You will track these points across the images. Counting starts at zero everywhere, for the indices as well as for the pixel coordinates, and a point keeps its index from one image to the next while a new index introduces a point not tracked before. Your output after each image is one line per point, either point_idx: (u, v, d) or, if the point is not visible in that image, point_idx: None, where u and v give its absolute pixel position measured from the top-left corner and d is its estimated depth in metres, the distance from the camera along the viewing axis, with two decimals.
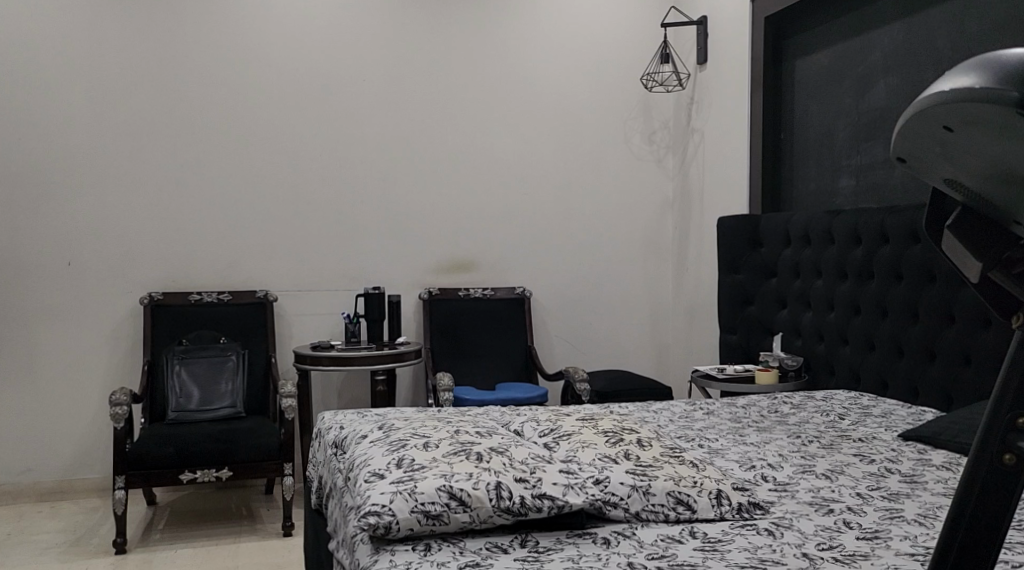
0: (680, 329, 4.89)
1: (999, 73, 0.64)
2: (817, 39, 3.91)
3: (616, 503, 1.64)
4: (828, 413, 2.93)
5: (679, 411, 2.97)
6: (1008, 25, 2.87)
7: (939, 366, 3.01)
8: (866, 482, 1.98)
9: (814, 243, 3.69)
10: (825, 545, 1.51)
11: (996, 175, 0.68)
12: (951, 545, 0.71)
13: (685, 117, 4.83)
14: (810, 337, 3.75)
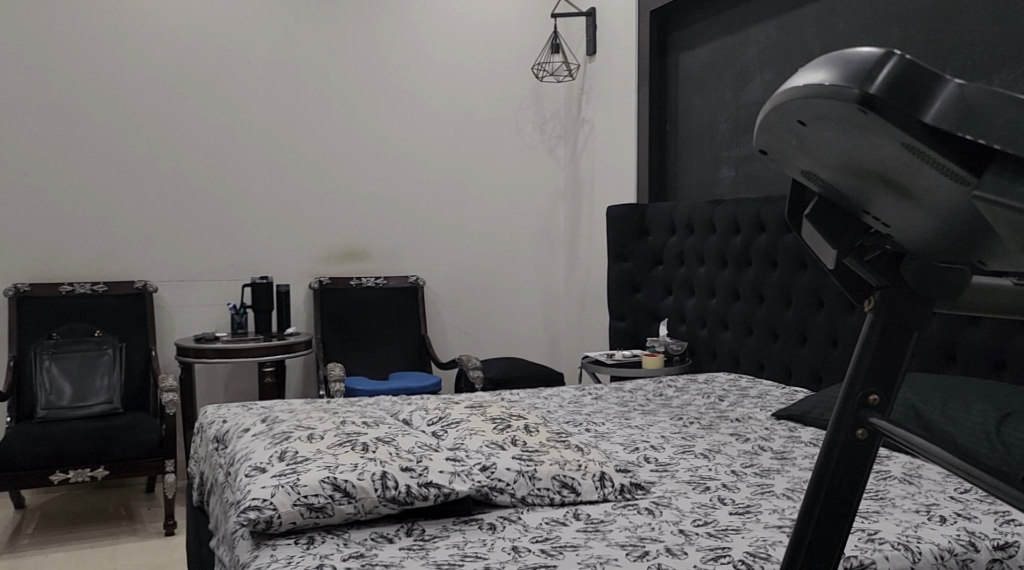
0: (572, 317, 4.98)
1: (842, 66, 0.66)
2: (699, 34, 4.04)
3: (502, 488, 1.66)
4: (709, 395, 3.05)
5: (568, 397, 3.03)
6: (871, 27, 3.05)
7: (809, 348, 3.18)
8: (740, 460, 2.08)
9: (696, 232, 3.83)
10: (701, 522, 1.58)
11: (840, 163, 0.77)
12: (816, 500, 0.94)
13: (575, 107, 4.91)
14: (694, 322, 3.88)
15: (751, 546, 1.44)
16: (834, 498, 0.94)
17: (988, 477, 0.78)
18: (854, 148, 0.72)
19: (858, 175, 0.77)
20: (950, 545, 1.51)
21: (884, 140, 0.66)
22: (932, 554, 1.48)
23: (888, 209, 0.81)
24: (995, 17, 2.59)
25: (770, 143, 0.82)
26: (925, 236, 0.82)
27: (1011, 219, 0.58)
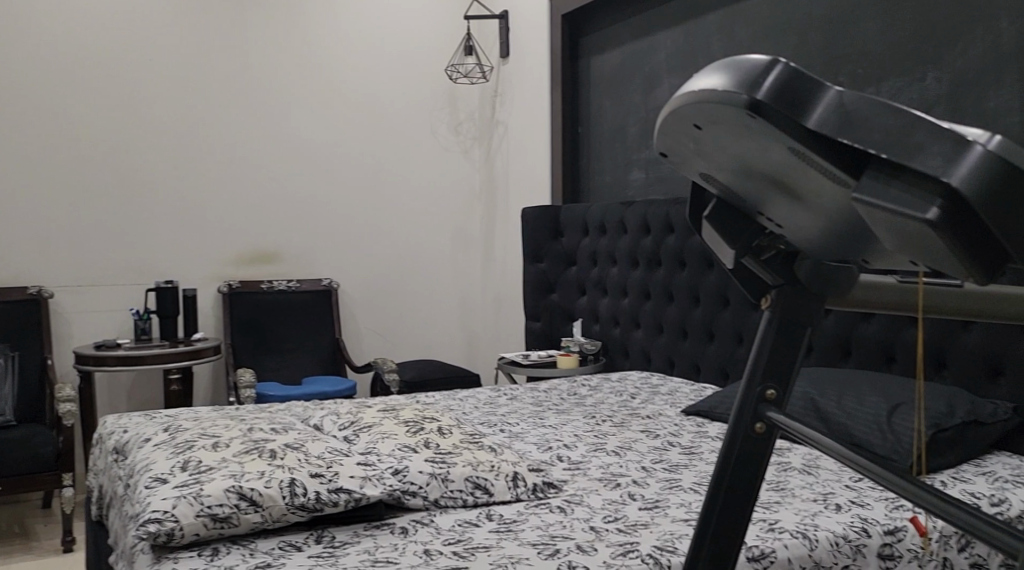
0: (489, 318, 4.99)
1: (732, 73, 0.68)
2: (609, 38, 4.11)
3: (415, 491, 1.66)
4: (621, 393, 3.10)
5: (483, 398, 3.04)
6: (771, 35, 3.16)
7: (716, 345, 3.27)
8: (650, 456, 2.12)
9: (608, 233, 3.89)
10: (611, 518, 1.61)
11: (736, 166, 0.79)
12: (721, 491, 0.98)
13: (489, 109, 4.92)
14: (607, 322, 3.94)
15: (659, 540, 1.47)
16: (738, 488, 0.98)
17: (870, 464, 0.83)
18: (747, 152, 0.74)
19: (751, 179, 0.80)
20: (844, 532, 1.58)
21: (772, 143, 0.69)
22: (828, 541, 1.55)
23: (780, 211, 0.84)
24: (885, 26, 2.71)
25: (670, 147, 0.84)
26: (815, 234, 0.85)
27: (884, 221, 0.60)
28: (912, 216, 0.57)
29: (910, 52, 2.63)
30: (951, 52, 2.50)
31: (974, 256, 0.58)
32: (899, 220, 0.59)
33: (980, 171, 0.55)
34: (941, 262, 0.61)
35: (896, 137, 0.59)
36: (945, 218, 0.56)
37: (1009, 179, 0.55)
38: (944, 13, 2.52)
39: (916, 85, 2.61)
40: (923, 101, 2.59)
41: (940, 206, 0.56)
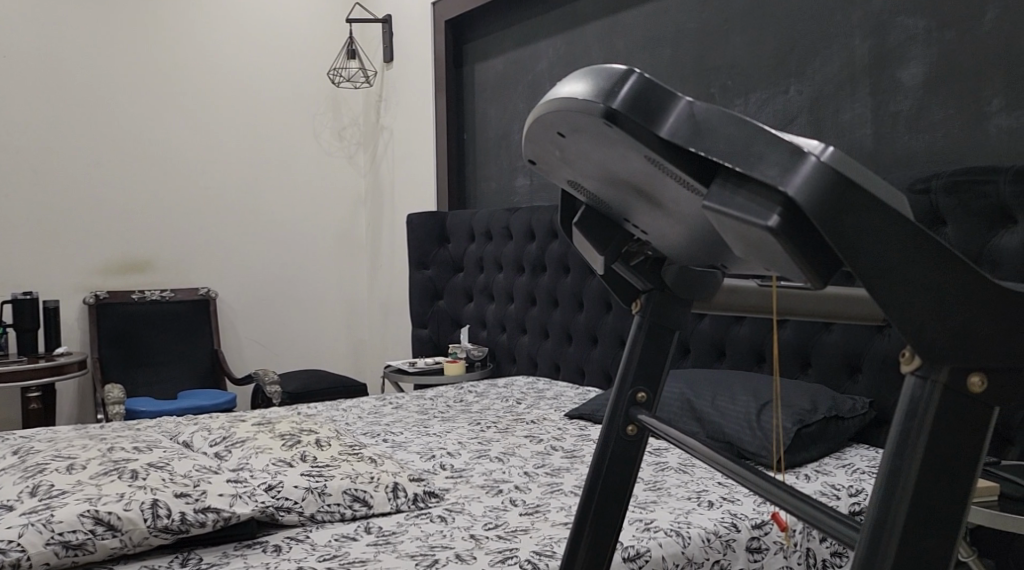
0: (376, 326, 4.92)
1: (591, 83, 0.68)
2: (492, 45, 4.13)
3: (290, 507, 1.61)
4: (507, 399, 3.11)
5: (367, 407, 2.99)
6: (648, 46, 3.24)
7: (600, 349, 3.32)
8: (533, 461, 2.13)
9: (494, 239, 3.90)
10: (491, 525, 1.60)
11: (600, 174, 0.80)
12: (595, 490, 1.07)
13: (373, 113, 4.87)
14: (494, 328, 3.95)
15: (538, 545, 1.48)
16: (610, 488, 1.07)
17: (716, 454, 0.90)
18: (609, 160, 0.75)
19: (614, 187, 0.81)
20: (715, 528, 1.62)
21: (629, 151, 0.70)
22: (700, 537, 1.59)
23: (645, 219, 0.86)
24: (752, 41, 2.82)
25: (537, 154, 0.84)
26: (678, 241, 0.87)
27: (731, 227, 0.62)
28: (755, 224, 0.58)
29: (776, 65, 2.75)
30: (812, 65, 2.63)
31: (814, 260, 0.60)
32: (744, 227, 0.60)
33: (813, 181, 0.57)
34: (786, 268, 0.63)
35: (739, 148, 0.60)
36: (784, 224, 0.58)
37: (840, 189, 0.57)
38: (805, 28, 2.65)
39: (781, 97, 2.73)
40: (788, 112, 2.71)
41: (780, 214, 0.58)
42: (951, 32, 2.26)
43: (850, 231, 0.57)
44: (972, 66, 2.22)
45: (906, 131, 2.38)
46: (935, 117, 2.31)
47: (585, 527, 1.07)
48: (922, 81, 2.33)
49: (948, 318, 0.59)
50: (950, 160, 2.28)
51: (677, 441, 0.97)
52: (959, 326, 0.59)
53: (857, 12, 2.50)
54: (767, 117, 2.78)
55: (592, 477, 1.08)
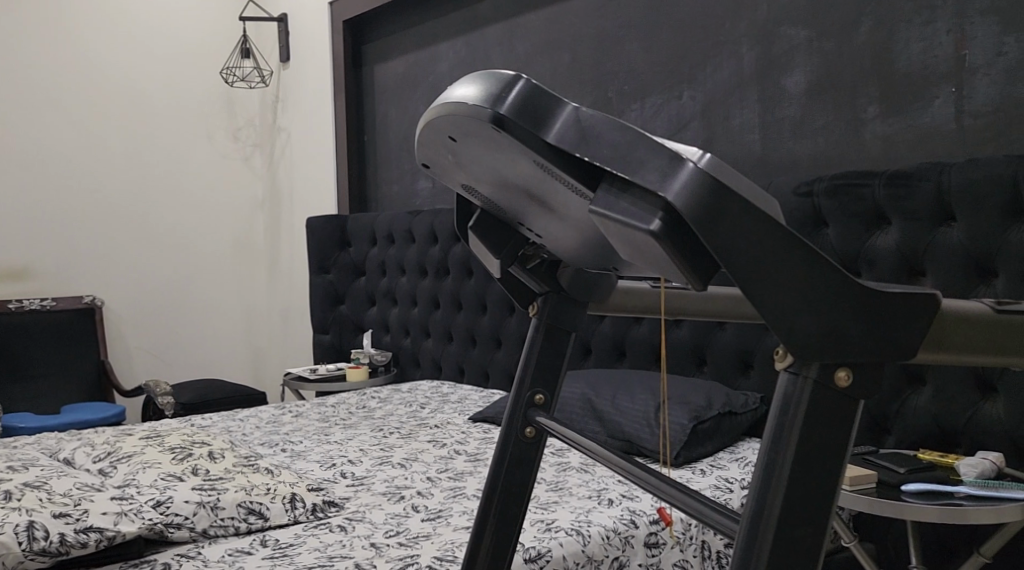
0: (275, 333, 4.79)
1: (481, 85, 0.68)
2: (392, 46, 4.09)
3: (180, 523, 1.55)
4: (411, 404, 3.08)
5: (266, 416, 2.91)
6: (547, 49, 3.27)
7: (503, 352, 3.32)
8: (436, 466, 2.12)
9: (396, 242, 3.87)
10: (393, 533, 1.58)
11: (492, 178, 0.80)
12: (494, 492, 1.08)
13: (269, 114, 4.74)
14: (397, 332, 3.92)
15: (439, 550, 1.47)
16: (509, 491, 1.08)
17: (611, 453, 0.93)
18: (500, 165, 0.75)
19: (505, 192, 0.81)
20: (614, 525, 1.65)
21: (519, 157, 0.70)
22: (600, 535, 1.62)
23: (540, 225, 0.87)
24: (648, 47, 2.89)
25: (430, 158, 0.83)
26: (572, 244, 0.88)
27: (616, 230, 0.64)
28: (638, 228, 0.60)
29: (670, 71, 2.82)
30: (704, 72, 2.71)
31: (693, 261, 0.62)
32: (627, 231, 0.62)
33: (691, 187, 0.59)
34: (668, 270, 0.65)
35: (621, 155, 0.62)
36: (665, 227, 0.60)
37: (717, 195, 0.59)
38: (697, 36, 2.73)
39: (674, 102, 2.80)
40: (682, 117, 2.78)
41: (662, 218, 0.60)
42: (831, 42, 2.38)
43: (726, 235, 0.59)
44: (850, 74, 2.33)
45: (792, 136, 2.48)
46: (818, 122, 2.41)
47: (485, 527, 1.08)
48: (805, 88, 2.44)
49: (818, 318, 0.61)
50: (833, 163, 2.38)
51: (571, 441, 0.99)
52: (828, 324, 0.61)
53: (744, 21, 2.59)
54: (663, 121, 2.84)
55: (491, 480, 1.09)
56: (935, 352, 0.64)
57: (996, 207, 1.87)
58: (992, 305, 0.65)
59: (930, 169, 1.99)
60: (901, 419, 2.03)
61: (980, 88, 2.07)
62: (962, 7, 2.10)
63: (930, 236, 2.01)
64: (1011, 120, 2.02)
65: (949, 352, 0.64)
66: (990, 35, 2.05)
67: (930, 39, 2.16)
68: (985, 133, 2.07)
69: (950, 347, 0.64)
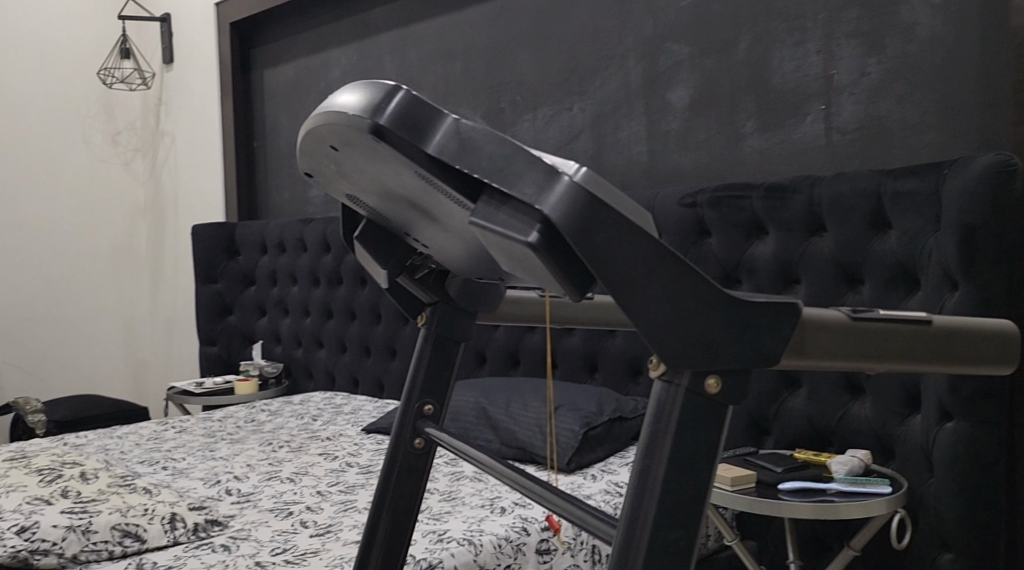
0: (159, 345, 4.60)
1: (365, 94, 0.67)
2: (281, 51, 4.01)
3: (47, 550, 1.47)
4: (303, 416, 3.01)
5: (147, 433, 2.79)
6: (439, 58, 3.27)
7: (398, 361, 3.29)
8: (326, 479, 2.08)
9: (287, 251, 3.79)
10: (279, 550, 1.55)
11: (376, 189, 0.80)
12: (384, 506, 1.07)
13: (151, 117, 4.56)
14: (288, 343, 3.83)
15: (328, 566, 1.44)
16: (398, 504, 1.07)
17: (498, 464, 0.93)
18: (383, 175, 0.75)
19: (390, 202, 0.81)
20: (506, 533, 1.66)
21: (401, 167, 0.70)
22: (492, 544, 1.62)
23: (427, 236, 0.87)
24: (539, 59, 2.93)
25: (313, 167, 0.82)
26: (459, 254, 0.88)
27: (496, 241, 0.65)
28: (516, 240, 0.61)
29: (561, 83, 2.86)
30: (593, 84, 2.77)
31: (570, 272, 0.63)
32: (506, 242, 0.63)
33: (567, 200, 0.61)
34: (549, 281, 0.66)
35: (499, 167, 0.63)
36: (542, 239, 0.61)
37: (592, 208, 0.61)
38: (586, 49, 2.79)
39: (564, 113, 2.85)
40: (572, 129, 2.83)
41: (540, 230, 0.61)
42: (711, 59, 2.47)
43: (601, 246, 0.61)
44: (729, 90, 2.43)
45: (677, 149, 2.56)
46: (700, 135, 2.50)
47: (376, 537, 1.07)
48: (689, 103, 2.52)
49: (690, 328, 0.63)
50: (715, 175, 2.47)
51: (460, 452, 0.99)
52: (699, 334, 0.64)
53: (630, 36, 2.66)
54: (554, 131, 2.88)
55: (380, 494, 1.08)
56: (798, 359, 0.67)
57: (863, 218, 1.98)
58: (848, 313, 0.69)
59: (802, 183, 2.10)
60: (779, 421, 2.12)
61: (847, 106, 2.20)
62: (829, 29, 2.22)
63: (803, 246, 2.10)
64: (875, 136, 2.15)
65: (810, 359, 0.67)
66: (855, 56, 2.18)
67: (802, 58, 2.28)
68: (851, 148, 2.20)
69: (811, 354, 0.67)
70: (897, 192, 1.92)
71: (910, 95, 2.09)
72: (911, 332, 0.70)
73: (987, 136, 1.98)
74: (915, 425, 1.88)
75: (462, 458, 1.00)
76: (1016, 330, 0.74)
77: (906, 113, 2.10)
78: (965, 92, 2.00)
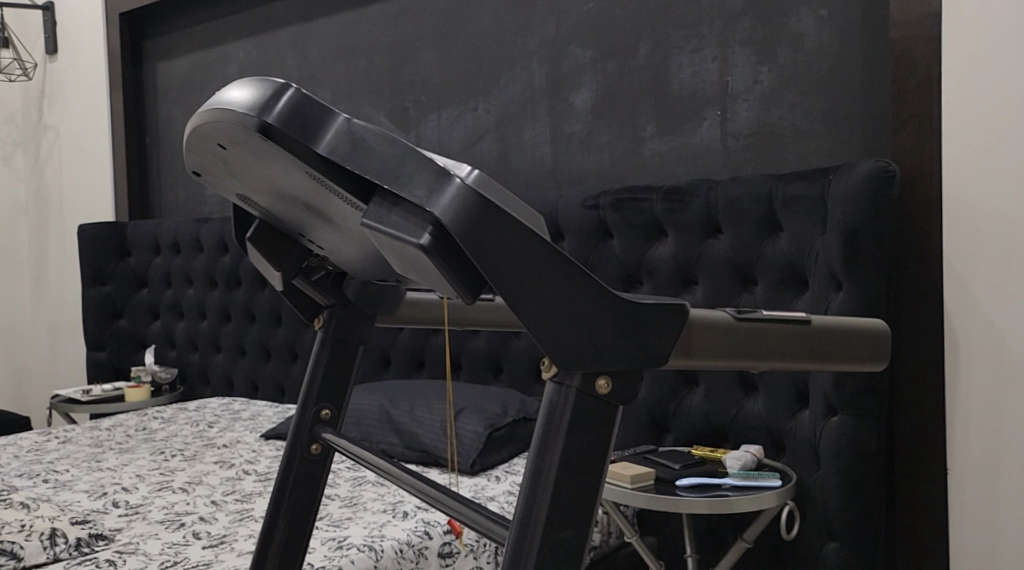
0: (43, 350, 4.36)
1: (255, 92, 0.66)
2: (175, 44, 3.87)
3: None
4: (198, 423, 2.91)
5: (28, 444, 2.64)
6: (341, 55, 3.22)
7: (299, 365, 3.22)
8: (221, 488, 2.02)
9: (182, 252, 3.66)
10: (169, 563, 1.49)
11: (268, 190, 0.78)
12: (279, 516, 1.04)
13: (34, 111, 4.32)
14: (183, 347, 3.69)
15: None
16: (294, 513, 1.05)
17: (398, 470, 0.93)
18: (273, 176, 0.73)
19: (282, 203, 0.79)
20: (408, 538, 1.64)
21: (291, 168, 0.69)
22: (393, 549, 1.60)
23: (321, 238, 0.86)
24: (443, 59, 2.92)
25: (201, 167, 0.79)
26: (355, 256, 0.87)
27: (388, 243, 0.65)
28: (409, 242, 0.63)
29: (465, 84, 2.86)
30: (497, 85, 2.77)
31: (463, 273, 0.64)
32: (398, 244, 0.64)
33: (457, 201, 0.62)
34: (441, 283, 0.67)
35: (391, 168, 0.63)
36: (434, 241, 0.63)
37: (484, 210, 0.62)
38: (490, 49, 2.79)
39: (469, 113, 2.84)
40: (477, 129, 2.82)
41: (431, 231, 0.63)
42: (613, 63, 2.51)
43: (492, 250, 0.62)
44: (630, 94, 2.47)
45: (580, 151, 2.59)
46: (603, 138, 2.54)
47: (270, 545, 1.04)
48: (591, 106, 2.55)
49: (580, 329, 0.64)
50: (617, 176, 2.51)
51: (359, 458, 0.97)
52: (590, 336, 0.65)
53: (534, 38, 2.68)
54: (459, 132, 2.88)
55: (274, 503, 1.05)
56: (684, 358, 0.69)
57: (756, 221, 2.05)
58: (734, 314, 0.71)
59: (699, 186, 2.16)
60: (678, 419, 2.16)
61: (741, 112, 2.27)
62: (724, 37, 2.29)
63: (700, 248, 2.16)
64: (767, 142, 2.23)
65: (698, 359, 0.69)
66: (748, 64, 2.25)
67: (699, 64, 2.34)
68: (745, 152, 2.27)
69: (698, 354, 0.69)
70: (787, 196, 1.99)
71: (800, 103, 2.17)
72: (791, 331, 0.72)
73: (870, 143, 2.08)
74: (803, 420, 1.96)
75: (361, 463, 0.98)
76: (886, 327, 0.78)
77: (796, 120, 2.18)
78: (850, 100, 2.10)
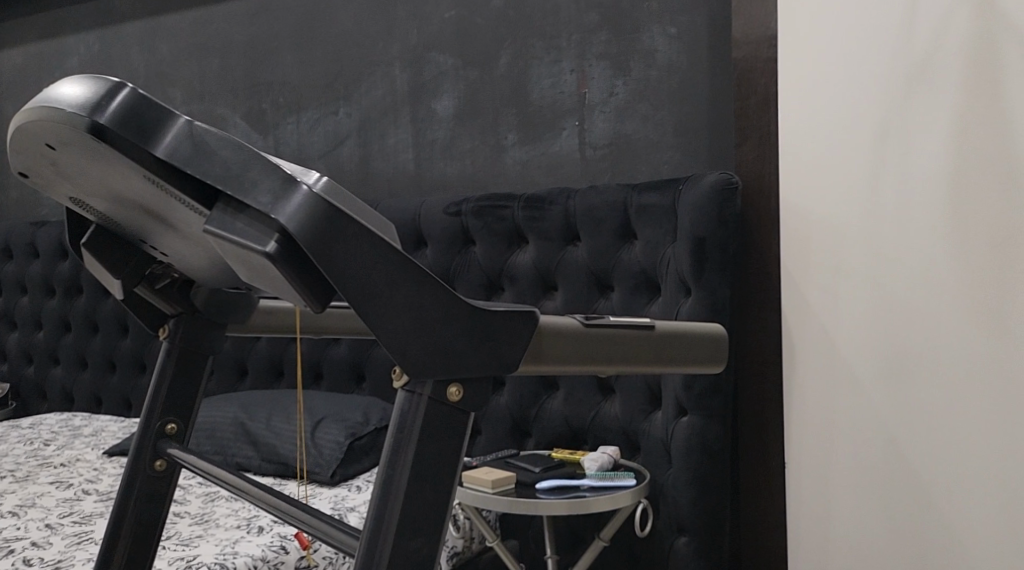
0: None
1: (93, 92, 0.63)
2: (8, 34, 3.60)
3: None
4: (33, 441, 2.71)
5: None
6: (193, 52, 3.09)
7: (147, 376, 3.06)
8: (57, 510, 1.89)
9: (15, 257, 3.40)
10: None
11: (104, 195, 0.74)
12: (119, 538, 0.99)
13: None
14: (17, 359, 3.43)
15: None
16: (137, 533, 1.00)
17: (250, 484, 0.90)
18: (110, 180, 0.69)
19: (120, 209, 0.75)
20: (262, 554, 1.59)
21: (130, 173, 0.66)
22: (246, 566, 1.55)
23: (163, 246, 0.82)
24: (303, 62, 2.85)
25: (28, 170, 0.73)
26: (199, 265, 0.84)
27: (233, 250, 0.64)
28: (254, 250, 0.62)
29: (325, 87, 2.80)
30: (358, 90, 2.74)
31: (310, 282, 0.64)
32: (243, 251, 0.63)
33: (304, 209, 0.62)
34: (287, 292, 0.66)
35: (234, 174, 0.62)
36: (280, 249, 0.62)
37: (332, 218, 0.62)
38: (351, 53, 2.75)
39: (329, 118, 2.79)
40: (337, 134, 2.77)
41: (277, 239, 0.62)
42: (474, 72, 2.52)
43: (340, 259, 0.63)
44: (491, 103, 2.50)
45: (441, 158, 2.59)
46: (464, 146, 2.55)
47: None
48: (453, 113, 2.56)
49: (431, 337, 0.66)
50: (478, 184, 2.53)
51: (206, 473, 0.94)
52: (440, 343, 0.67)
53: (395, 44, 2.66)
54: (318, 136, 2.82)
55: (113, 524, 1.00)
56: (534, 364, 0.71)
57: (612, 229, 2.11)
58: (581, 320, 0.73)
59: (558, 195, 2.21)
60: (537, 423, 2.20)
61: (598, 124, 2.34)
62: (581, 50, 2.35)
63: (560, 255, 2.20)
64: (622, 153, 2.31)
65: (548, 364, 0.72)
66: (604, 77, 2.32)
67: (558, 75, 2.39)
68: (602, 163, 2.34)
69: (548, 359, 0.71)
70: (642, 205, 2.07)
71: (653, 116, 2.26)
72: (636, 336, 0.76)
73: (716, 157, 2.19)
74: (656, 421, 2.03)
75: (208, 479, 0.95)
76: (723, 330, 0.83)
77: (649, 133, 2.26)
78: (698, 116, 2.20)
